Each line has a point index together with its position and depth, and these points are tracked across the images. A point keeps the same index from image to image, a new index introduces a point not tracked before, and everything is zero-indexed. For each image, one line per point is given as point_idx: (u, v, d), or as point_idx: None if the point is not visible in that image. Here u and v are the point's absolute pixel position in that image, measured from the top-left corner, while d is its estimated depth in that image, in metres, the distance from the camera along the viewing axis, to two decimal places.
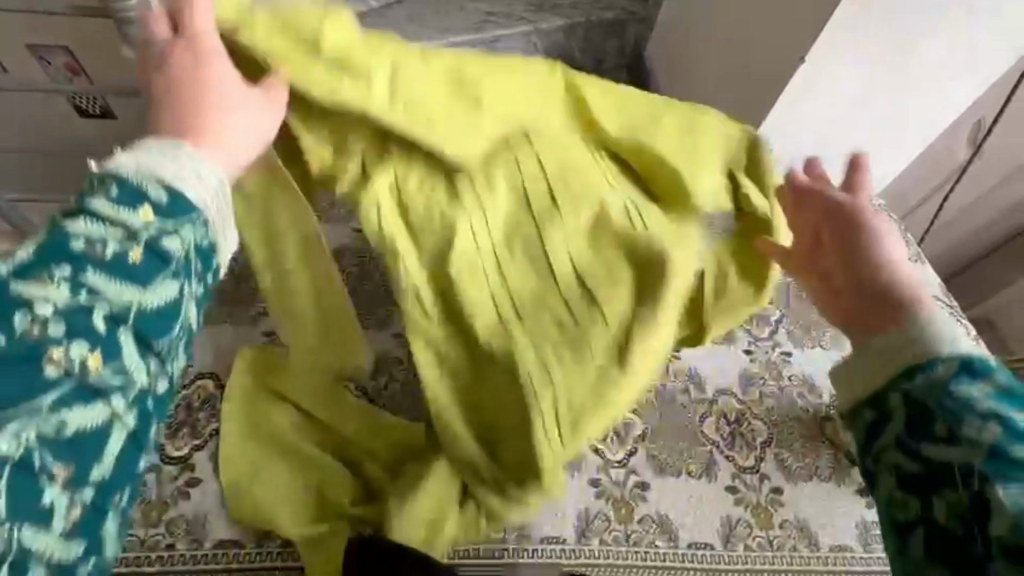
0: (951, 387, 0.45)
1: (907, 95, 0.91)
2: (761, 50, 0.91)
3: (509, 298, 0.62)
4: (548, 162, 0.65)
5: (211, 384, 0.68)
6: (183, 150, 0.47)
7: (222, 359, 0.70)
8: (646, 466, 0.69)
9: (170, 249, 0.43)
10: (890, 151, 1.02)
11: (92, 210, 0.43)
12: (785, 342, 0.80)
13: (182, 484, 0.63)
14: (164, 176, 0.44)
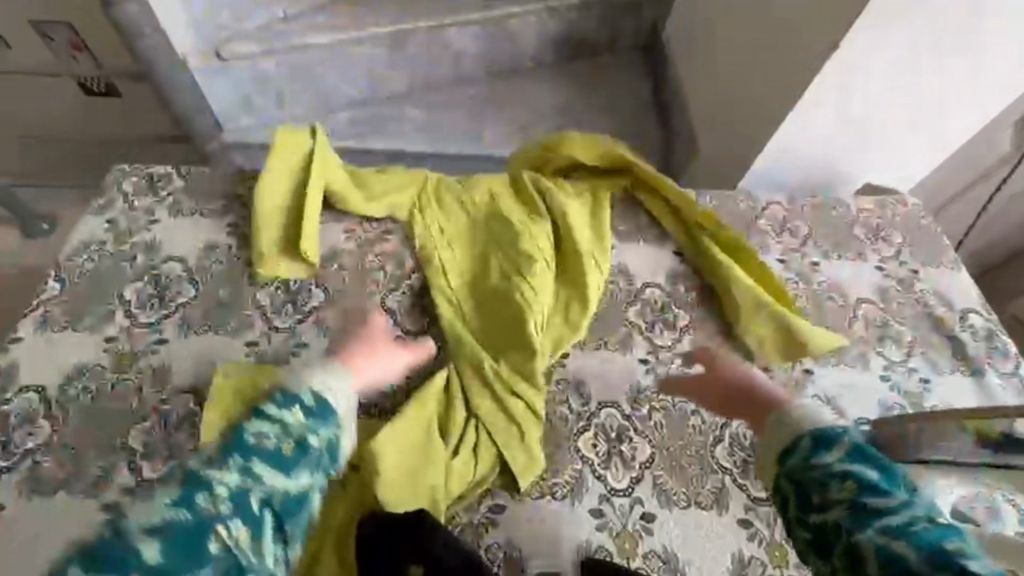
0: (815, 458, 0.51)
1: (933, 99, 0.93)
2: (776, 56, 0.97)
3: (468, 294, 0.75)
4: (508, 197, 0.83)
5: (191, 399, 0.65)
6: (337, 372, 0.59)
7: (207, 373, 0.67)
8: (652, 496, 0.64)
9: (312, 442, 0.53)
10: (916, 153, 1.03)
11: (262, 412, 0.53)
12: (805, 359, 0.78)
13: None
14: (315, 385, 0.56)
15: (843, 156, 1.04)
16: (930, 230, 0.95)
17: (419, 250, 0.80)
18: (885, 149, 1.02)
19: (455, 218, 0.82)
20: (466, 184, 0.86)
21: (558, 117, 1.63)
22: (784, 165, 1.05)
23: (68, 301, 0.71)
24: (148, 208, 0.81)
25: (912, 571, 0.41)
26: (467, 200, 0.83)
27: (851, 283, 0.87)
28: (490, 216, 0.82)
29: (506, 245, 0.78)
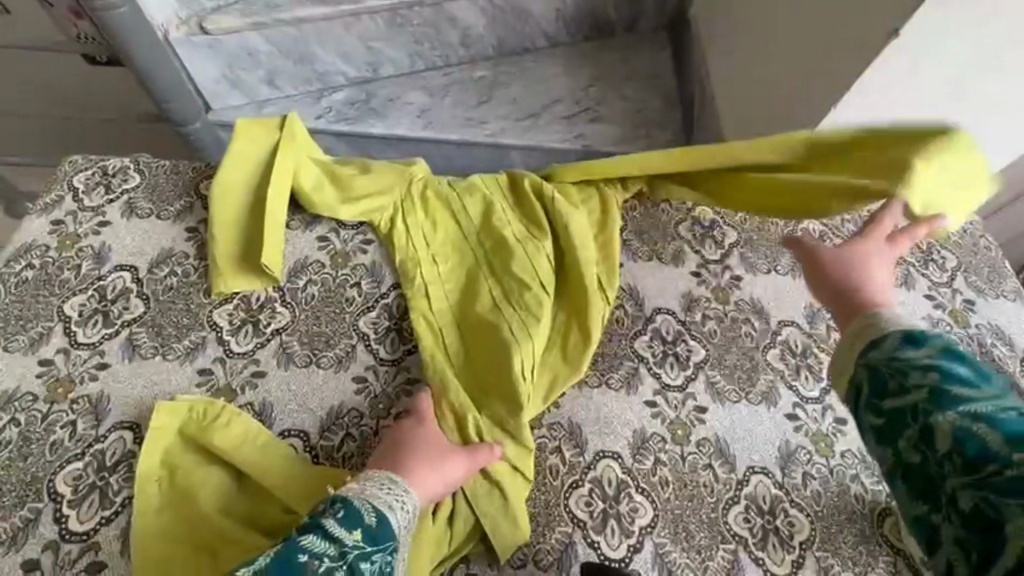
0: (902, 351, 0.40)
1: (994, 100, 0.79)
2: (807, 49, 0.83)
3: (449, 326, 0.66)
4: (505, 205, 0.74)
5: (130, 436, 0.57)
6: (394, 483, 0.52)
7: (150, 406, 0.59)
8: (651, 569, 0.56)
9: (364, 569, 0.47)
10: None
11: (322, 526, 0.47)
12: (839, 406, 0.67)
13: (84, 569, 0.51)
14: (377, 502, 0.50)
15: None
16: (990, 253, 0.82)
17: (399, 267, 0.70)
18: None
19: (443, 228, 0.72)
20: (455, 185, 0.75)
21: (571, 102, 1.50)
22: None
23: (2, 315, 0.64)
24: (99, 207, 0.73)
25: (991, 457, 0.32)
26: (453, 211, 0.73)
27: (896, 314, 0.75)
28: (481, 228, 0.72)
29: (497, 267, 0.69)
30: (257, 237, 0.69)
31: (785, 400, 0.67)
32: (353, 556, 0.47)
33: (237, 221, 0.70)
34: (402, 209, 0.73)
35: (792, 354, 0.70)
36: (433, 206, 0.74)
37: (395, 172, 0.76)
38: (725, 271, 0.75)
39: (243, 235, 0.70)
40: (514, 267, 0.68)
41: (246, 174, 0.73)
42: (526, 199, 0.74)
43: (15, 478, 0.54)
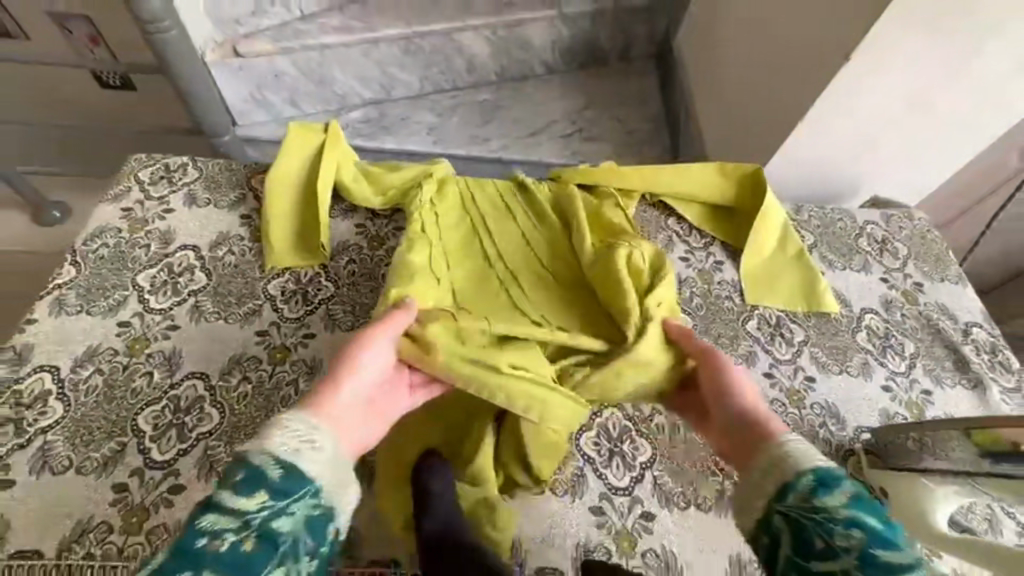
0: (820, 499, 0.45)
1: (956, 107, 0.92)
2: (789, 54, 0.95)
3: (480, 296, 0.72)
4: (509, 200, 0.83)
5: (200, 385, 0.66)
6: (307, 424, 0.49)
7: (216, 360, 0.68)
8: (651, 496, 0.65)
9: (279, 525, 0.44)
10: (926, 162, 1.04)
11: (218, 501, 0.44)
12: (808, 367, 0.78)
13: (164, 491, 0.59)
14: (279, 452, 0.46)
15: (861, 162, 1.04)
16: (936, 245, 0.95)
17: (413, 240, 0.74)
18: (901, 157, 1.03)
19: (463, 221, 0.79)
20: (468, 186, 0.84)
21: (567, 123, 1.65)
22: (806, 168, 1.04)
23: (82, 285, 0.73)
24: (163, 197, 0.83)
25: None
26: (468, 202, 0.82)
27: (855, 295, 0.87)
28: (503, 226, 0.79)
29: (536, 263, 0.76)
30: (310, 223, 0.80)
31: (763, 360, 0.78)
32: (262, 519, 0.44)
33: (284, 208, 0.81)
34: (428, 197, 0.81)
35: (768, 324, 0.82)
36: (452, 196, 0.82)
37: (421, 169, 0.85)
38: (709, 256, 0.87)
39: (293, 220, 0.80)
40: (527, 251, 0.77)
41: (291, 169, 0.83)
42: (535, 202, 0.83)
43: (101, 419, 0.62)
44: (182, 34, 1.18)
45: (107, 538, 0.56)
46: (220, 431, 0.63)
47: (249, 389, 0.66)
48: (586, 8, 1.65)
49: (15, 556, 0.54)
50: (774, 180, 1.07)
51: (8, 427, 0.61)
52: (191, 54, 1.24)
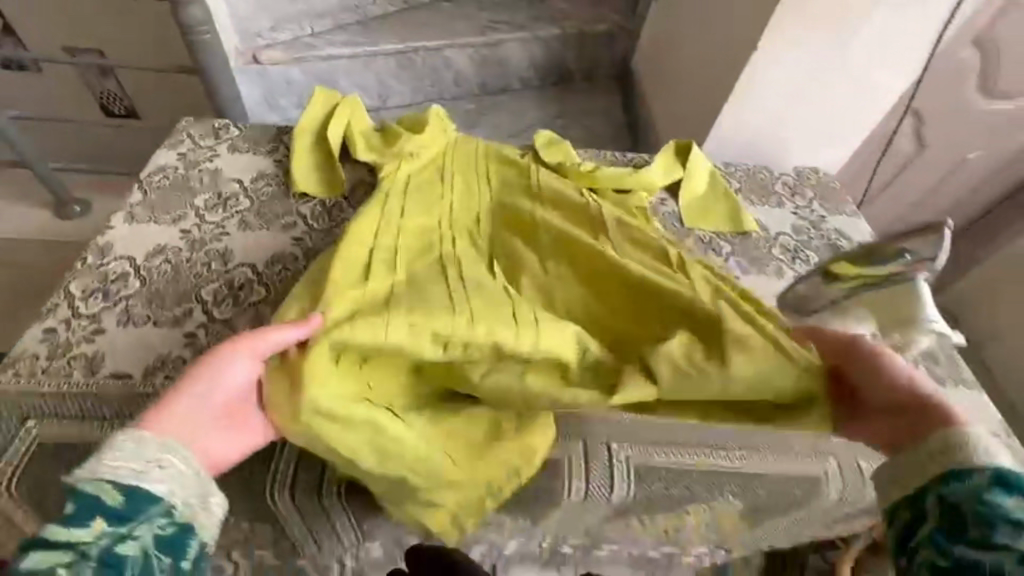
0: (996, 498, 0.43)
1: (846, 93, 1.24)
2: (725, 47, 1.27)
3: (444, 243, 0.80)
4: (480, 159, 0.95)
5: (249, 271, 0.83)
6: (148, 440, 0.47)
7: (260, 255, 0.85)
8: None
9: (124, 550, 0.42)
10: (846, 127, 1.31)
11: (44, 539, 0.41)
12: (733, 269, 0.99)
13: (226, 336, 0.74)
14: (122, 478, 0.44)
15: (796, 129, 1.30)
16: (836, 191, 1.19)
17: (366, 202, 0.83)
18: (821, 132, 1.31)
19: (438, 190, 0.88)
20: (472, 162, 0.94)
21: (541, 127, 1.91)
22: (753, 135, 1.32)
23: (149, 204, 0.90)
24: (211, 147, 1.01)
25: None
26: (443, 165, 0.94)
27: (771, 222, 1.09)
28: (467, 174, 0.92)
29: (494, 238, 0.83)
30: (325, 164, 0.98)
31: None
32: (102, 547, 0.41)
33: (304, 155, 0.98)
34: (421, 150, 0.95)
35: (702, 241, 1.03)
36: (433, 160, 0.95)
37: (434, 117, 1.02)
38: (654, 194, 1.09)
39: (311, 163, 0.98)
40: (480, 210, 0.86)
41: (310, 119, 1.00)
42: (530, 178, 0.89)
43: (172, 290, 0.78)
44: (216, 38, 1.41)
45: (182, 366, 0.71)
46: (267, 300, 0.79)
47: (288, 274, 0.83)
48: (555, 31, 1.94)
49: (111, 375, 0.68)
50: (729, 149, 1.35)
51: (98, 294, 0.76)
52: (221, 57, 1.46)
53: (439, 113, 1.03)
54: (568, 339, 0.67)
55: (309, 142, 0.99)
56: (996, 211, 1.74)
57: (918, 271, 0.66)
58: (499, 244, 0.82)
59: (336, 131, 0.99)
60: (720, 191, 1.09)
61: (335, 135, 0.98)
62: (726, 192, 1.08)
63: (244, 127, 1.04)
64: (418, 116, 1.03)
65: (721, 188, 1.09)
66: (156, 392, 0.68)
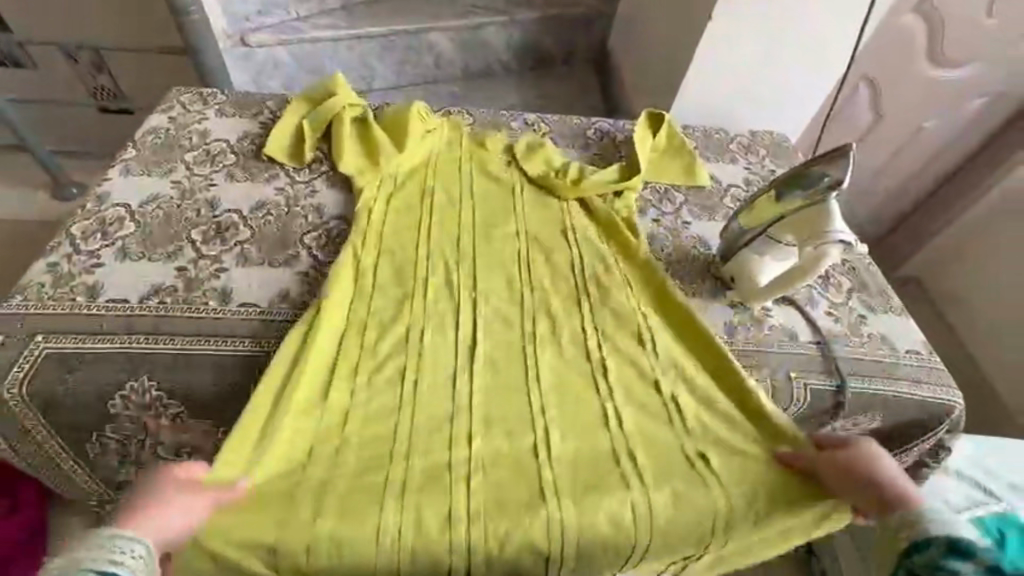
0: (952, 565, 0.57)
1: (797, 60, 1.32)
2: (685, 17, 1.35)
3: (428, 258, 0.88)
4: (463, 172, 1.02)
5: (235, 217, 0.90)
6: (119, 536, 0.55)
7: (245, 203, 0.93)
8: None
9: None
10: (803, 97, 1.40)
11: None
12: (687, 216, 1.06)
13: (214, 268, 0.82)
14: (102, 564, 0.52)
15: (757, 96, 1.39)
16: (788, 149, 1.27)
17: (341, 251, 0.85)
18: (777, 97, 1.40)
19: (423, 237, 0.90)
20: (459, 199, 0.97)
21: (520, 108, 1.99)
22: (718, 103, 1.41)
23: (144, 159, 0.97)
24: (200, 111, 1.08)
25: None
26: (432, 176, 1.00)
27: (723, 176, 1.17)
28: (449, 182, 1.00)
29: (478, 259, 0.89)
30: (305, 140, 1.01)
31: (653, 212, 1.05)
32: None
33: (288, 130, 1.02)
34: (405, 160, 1.00)
35: (657, 191, 1.10)
36: (421, 170, 1.01)
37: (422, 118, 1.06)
38: (616, 152, 1.17)
39: (295, 139, 1.02)
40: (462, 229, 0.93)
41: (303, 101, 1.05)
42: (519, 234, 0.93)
43: (164, 232, 0.86)
44: (204, 18, 1.48)
45: (173, 292, 0.78)
46: (251, 240, 0.87)
47: (271, 219, 0.91)
48: (533, 14, 2.02)
49: (109, 300, 0.76)
50: (698, 117, 1.44)
51: (97, 235, 0.84)
52: (210, 38, 1.53)
53: (425, 110, 1.07)
54: (531, 387, 0.77)
55: (293, 124, 1.03)
56: (953, 179, 1.83)
57: (830, 189, 0.75)
58: (487, 299, 0.85)
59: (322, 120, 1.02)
60: (678, 147, 1.15)
61: (320, 124, 1.02)
62: (682, 147, 1.15)
63: (231, 93, 1.12)
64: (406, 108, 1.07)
65: (679, 144, 1.15)
66: (149, 314, 0.75)
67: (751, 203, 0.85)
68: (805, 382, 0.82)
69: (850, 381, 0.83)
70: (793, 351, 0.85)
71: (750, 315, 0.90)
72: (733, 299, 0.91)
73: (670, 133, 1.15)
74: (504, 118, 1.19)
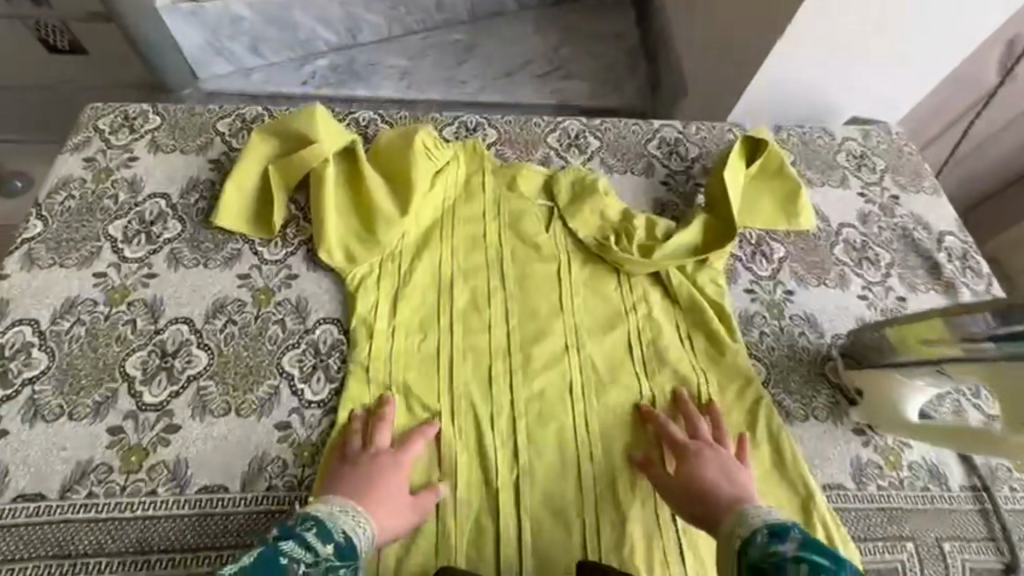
0: (778, 551, 0.45)
1: (931, 22, 0.95)
2: None
3: (454, 388, 0.66)
4: (493, 238, 0.77)
5: (186, 329, 0.66)
6: (352, 507, 0.53)
7: (199, 304, 0.68)
8: None
9: None
10: (919, 68, 1.03)
11: (298, 535, 0.48)
12: (788, 281, 0.80)
13: (160, 430, 0.59)
14: (345, 526, 0.51)
15: (862, 68, 1.03)
16: (912, 157, 0.96)
17: (342, 407, 0.63)
18: (895, 69, 1.04)
19: (443, 385, 0.66)
20: (487, 310, 0.72)
21: (542, 61, 1.59)
22: (777, 94, 1.09)
23: (52, 237, 0.71)
24: (127, 146, 0.79)
25: None
26: (454, 247, 0.76)
27: (830, 208, 0.88)
28: (473, 258, 0.76)
29: (515, 389, 0.67)
30: (273, 198, 0.73)
31: (744, 278, 0.79)
32: (326, 566, 0.47)
33: (248, 179, 0.74)
34: (414, 224, 0.76)
35: (748, 243, 0.82)
36: (438, 236, 0.76)
37: (433, 150, 0.79)
38: (690, 179, 0.87)
39: (260, 195, 0.74)
40: (495, 337, 0.70)
41: (263, 136, 0.74)
42: (574, 363, 0.69)
43: (89, 365, 0.62)
44: None
45: (108, 477, 0.56)
46: (209, 373, 0.63)
47: (235, 330, 0.66)
48: None
49: (19, 499, 0.55)
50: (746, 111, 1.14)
51: None
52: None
53: (435, 136, 0.80)
54: None
55: (259, 168, 0.74)
56: None
57: None
58: (534, 481, 0.62)
59: (295, 167, 0.73)
60: (777, 176, 0.84)
61: (294, 173, 0.73)
62: (785, 176, 0.84)
63: (167, 114, 0.83)
64: (410, 131, 0.79)
65: (779, 173, 0.84)
66: (78, 517, 0.54)
67: (912, 322, 0.59)
68: (961, 560, 0.62)
69: (1021, 558, 0.62)
70: (943, 514, 0.64)
71: (884, 447, 0.67)
72: (861, 425, 0.68)
73: (766, 159, 0.84)
74: (538, 132, 0.89)
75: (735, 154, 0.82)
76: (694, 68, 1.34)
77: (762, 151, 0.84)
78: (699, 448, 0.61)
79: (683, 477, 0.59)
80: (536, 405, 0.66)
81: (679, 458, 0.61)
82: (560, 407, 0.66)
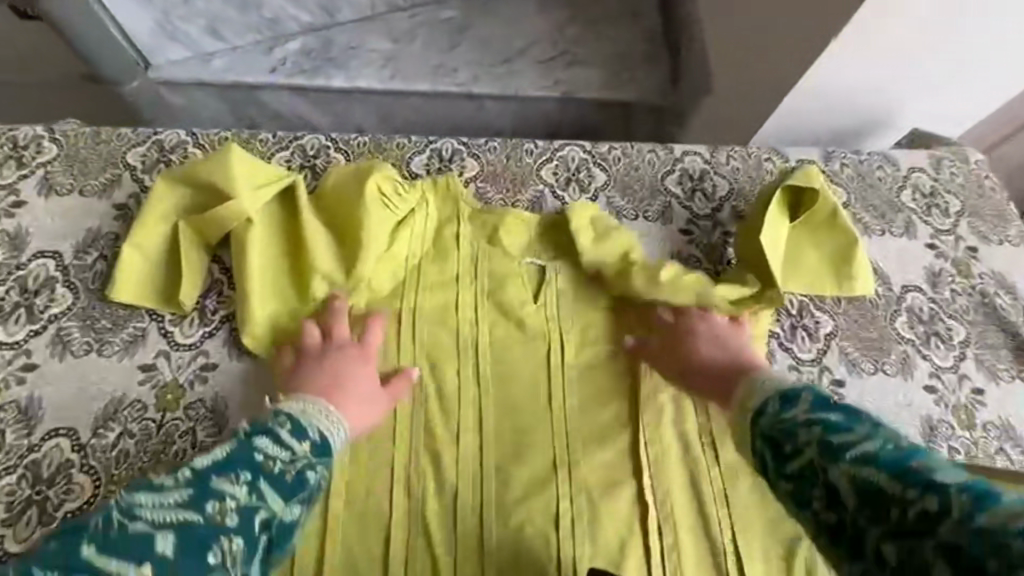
0: (785, 411, 0.39)
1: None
2: None
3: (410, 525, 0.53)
4: (468, 313, 0.61)
5: (67, 445, 0.52)
6: (319, 404, 0.49)
7: (86, 410, 0.53)
8: None
9: (312, 476, 0.44)
10: (1001, 74, 0.83)
11: (273, 433, 0.45)
12: (836, 366, 0.64)
13: None
14: (320, 424, 0.48)
15: (935, 70, 0.82)
16: (995, 195, 0.77)
17: None
18: (971, 76, 0.83)
19: (396, 513, 0.53)
20: (456, 413, 0.57)
21: (545, 43, 1.17)
22: (825, 96, 0.86)
23: None
24: (13, 184, 0.64)
25: (889, 497, 0.31)
26: (419, 323, 0.60)
27: (893, 265, 0.71)
28: (440, 340, 0.60)
29: (488, 524, 0.53)
30: (184, 264, 0.58)
31: (781, 364, 0.63)
32: (303, 462, 0.45)
33: (154, 237, 0.58)
34: (370, 294, 0.60)
35: (787, 314, 0.66)
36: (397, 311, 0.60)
37: (392, 196, 0.62)
38: (717, 227, 0.70)
39: (172, 257, 0.59)
40: (465, 452, 0.56)
41: (173, 184, 0.59)
42: (564, 489, 0.55)
43: None
44: None
45: None
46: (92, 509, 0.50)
47: (130, 447, 0.52)
48: None
49: None
50: (783, 115, 0.90)
51: None
52: None
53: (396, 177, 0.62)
54: None
55: (169, 222, 0.59)
56: None
57: None
58: None
59: (215, 224, 0.58)
60: (829, 229, 0.67)
61: (214, 232, 0.58)
62: (840, 231, 0.66)
63: (66, 140, 0.66)
64: (363, 170, 0.62)
65: (831, 225, 0.67)
66: None
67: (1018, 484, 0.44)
68: None
69: None
70: None
71: None
72: None
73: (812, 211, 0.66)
74: (529, 163, 0.71)
75: (776, 206, 0.65)
76: (719, 57, 1.02)
77: (810, 204, 0.66)
78: (695, 324, 0.58)
79: (678, 357, 0.57)
80: (513, 543, 0.53)
81: (671, 340, 0.58)
82: (542, 547, 0.53)
